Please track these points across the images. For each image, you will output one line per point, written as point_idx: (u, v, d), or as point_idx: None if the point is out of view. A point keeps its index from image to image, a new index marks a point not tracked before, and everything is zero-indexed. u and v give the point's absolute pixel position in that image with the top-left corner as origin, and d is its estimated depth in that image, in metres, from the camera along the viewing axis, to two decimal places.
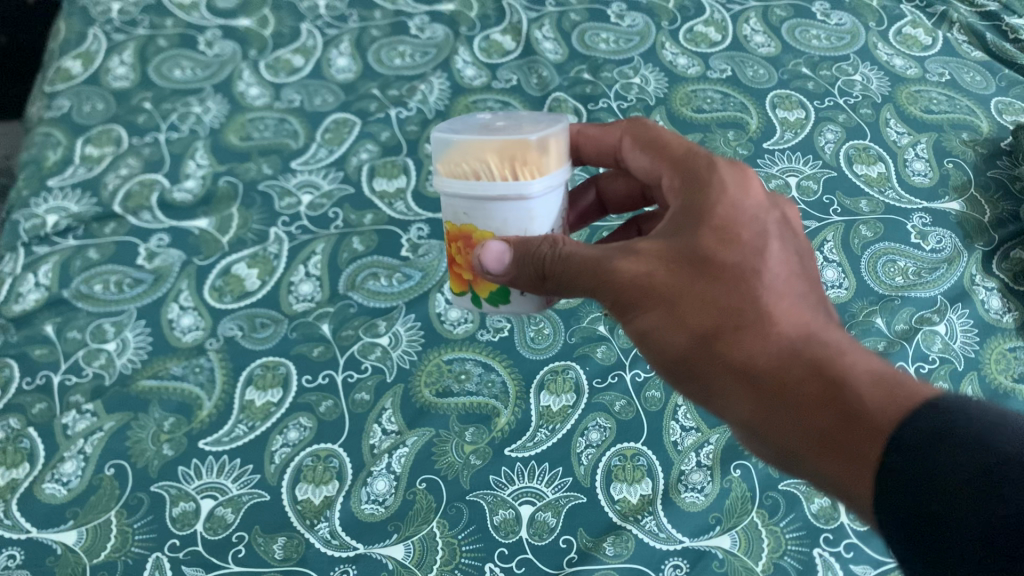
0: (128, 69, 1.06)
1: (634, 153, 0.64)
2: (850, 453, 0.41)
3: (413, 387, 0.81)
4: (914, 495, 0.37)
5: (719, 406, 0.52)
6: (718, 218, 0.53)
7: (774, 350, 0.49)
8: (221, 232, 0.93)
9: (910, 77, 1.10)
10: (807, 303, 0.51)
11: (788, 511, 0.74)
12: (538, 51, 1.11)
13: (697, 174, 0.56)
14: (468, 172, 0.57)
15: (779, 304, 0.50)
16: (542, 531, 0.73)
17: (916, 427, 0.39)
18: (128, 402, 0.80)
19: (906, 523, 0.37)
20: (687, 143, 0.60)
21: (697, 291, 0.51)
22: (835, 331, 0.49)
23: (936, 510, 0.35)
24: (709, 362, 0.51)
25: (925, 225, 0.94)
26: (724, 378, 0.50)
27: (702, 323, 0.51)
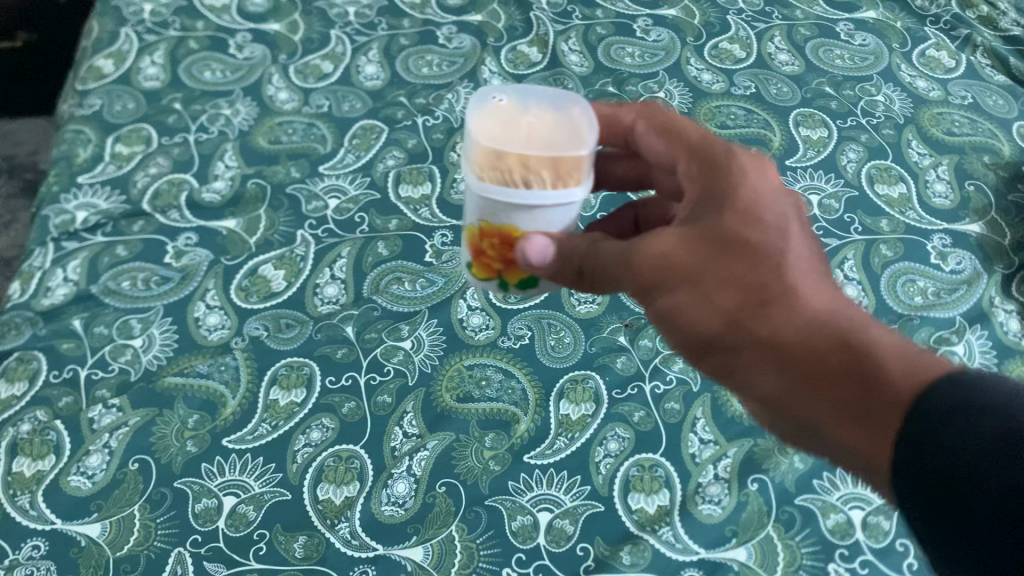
0: (160, 69, 1.07)
1: (648, 138, 0.63)
2: (874, 423, 0.45)
3: (434, 392, 0.82)
4: (924, 457, 0.40)
5: (745, 380, 0.54)
6: (742, 202, 0.55)
7: (800, 322, 0.51)
8: (248, 233, 0.95)
9: (933, 99, 1.10)
10: (823, 282, 0.54)
11: (804, 526, 0.74)
12: (564, 63, 1.12)
13: (714, 163, 0.58)
14: (515, 180, 0.56)
15: (803, 281, 0.53)
16: (559, 538, 0.74)
17: (932, 394, 0.42)
18: (153, 398, 0.81)
19: (930, 491, 0.39)
20: (703, 130, 0.61)
21: (719, 270, 0.54)
22: (851, 307, 0.52)
23: (949, 471, 0.39)
24: (736, 337, 0.53)
25: (945, 246, 0.95)
26: (755, 353, 0.52)
27: (726, 301, 0.53)
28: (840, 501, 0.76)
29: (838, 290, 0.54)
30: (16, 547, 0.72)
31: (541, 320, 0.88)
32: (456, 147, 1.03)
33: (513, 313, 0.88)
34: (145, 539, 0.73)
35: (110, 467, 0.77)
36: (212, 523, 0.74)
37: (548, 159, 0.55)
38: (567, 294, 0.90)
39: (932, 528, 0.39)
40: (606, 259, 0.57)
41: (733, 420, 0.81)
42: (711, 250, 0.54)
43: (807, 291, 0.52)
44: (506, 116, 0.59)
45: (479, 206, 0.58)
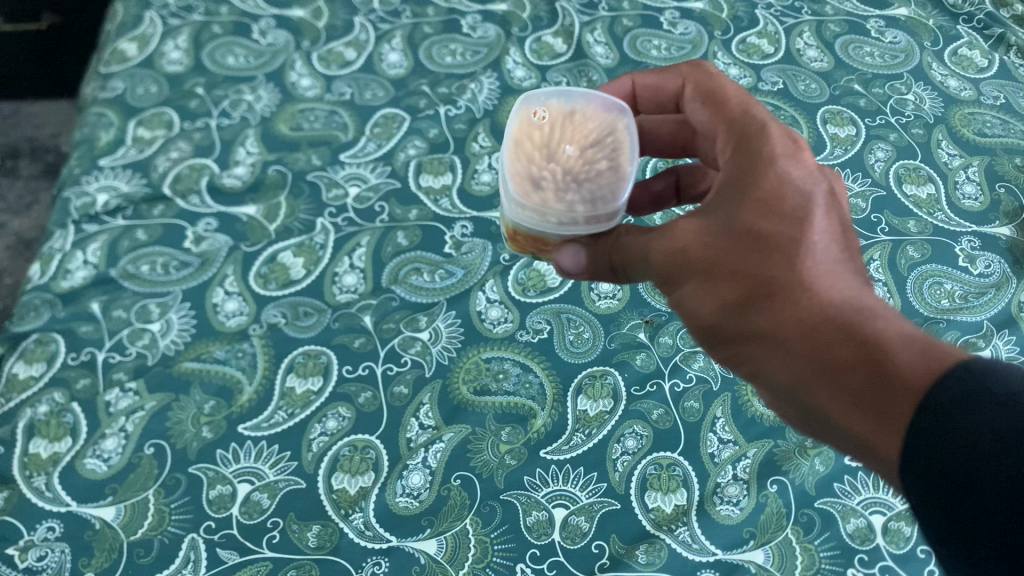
0: (183, 53, 1.07)
1: (695, 105, 0.63)
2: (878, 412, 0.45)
3: (451, 384, 0.81)
4: (940, 449, 0.40)
5: (757, 369, 0.54)
6: (764, 191, 0.54)
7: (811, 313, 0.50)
8: (268, 220, 0.94)
9: (964, 99, 1.08)
10: (844, 268, 0.53)
11: (824, 530, 0.73)
12: (589, 55, 1.11)
13: (748, 146, 0.57)
14: (551, 217, 0.58)
15: (821, 270, 0.52)
16: (574, 535, 0.73)
17: (948, 386, 0.42)
18: (169, 383, 0.81)
19: (932, 485, 0.40)
20: (746, 105, 0.59)
21: (735, 261, 0.53)
22: (873, 295, 0.51)
23: (955, 467, 0.39)
24: (744, 326, 0.53)
25: (974, 249, 0.93)
26: (764, 344, 0.52)
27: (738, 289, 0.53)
28: (861, 505, 0.75)
29: (860, 279, 0.53)
30: (32, 529, 0.72)
31: (560, 314, 0.87)
32: (478, 138, 1.02)
33: (532, 307, 0.87)
34: (159, 525, 0.73)
35: (124, 451, 0.77)
36: (225, 509, 0.74)
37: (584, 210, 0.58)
38: (587, 288, 0.89)
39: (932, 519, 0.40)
40: (628, 250, 0.58)
41: (754, 420, 0.79)
42: (729, 239, 0.53)
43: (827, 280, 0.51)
44: (546, 143, 0.60)
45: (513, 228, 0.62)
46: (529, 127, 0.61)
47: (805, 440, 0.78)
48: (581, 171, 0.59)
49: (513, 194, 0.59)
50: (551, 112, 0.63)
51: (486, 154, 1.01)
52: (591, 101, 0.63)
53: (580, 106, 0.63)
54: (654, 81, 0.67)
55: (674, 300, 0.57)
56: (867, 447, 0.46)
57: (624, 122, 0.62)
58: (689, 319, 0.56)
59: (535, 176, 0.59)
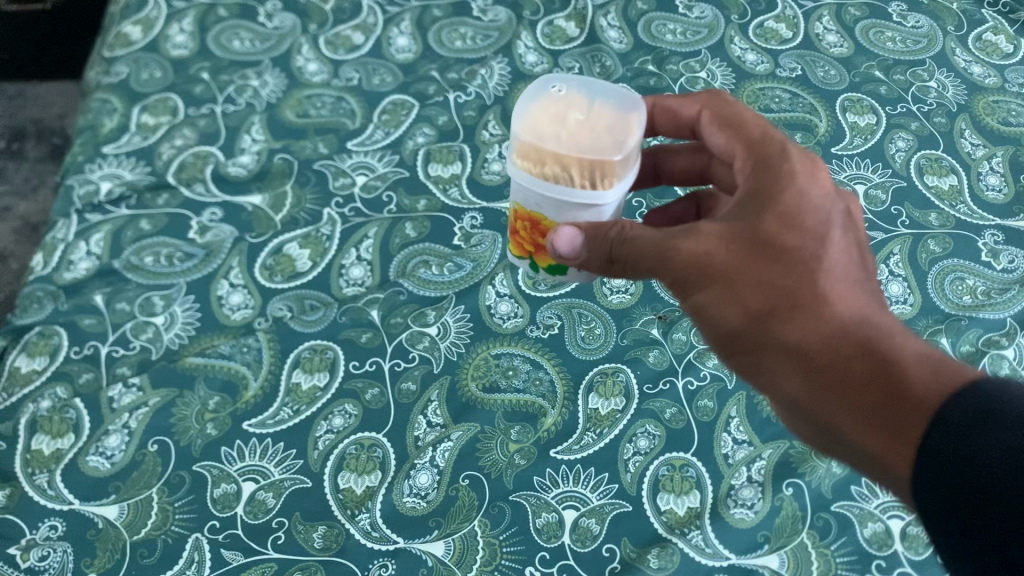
0: (188, 37, 1.05)
1: (709, 130, 0.61)
2: (895, 432, 0.43)
3: (459, 381, 0.80)
4: (952, 466, 0.38)
5: (771, 381, 0.53)
6: (784, 204, 0.53)
7: (829, 329, 0.49)
8: (274, 210, 0.92)
9: (988, 86, 1.05)
10: (861, 288, 0.51)
11: (840, 534, 0.72)
12: (603, 39, 1.08)
13: (766, 159, 0.55)
14: (550, 174, 0.59)
15: (838, 287, 0.51)
16: (584, 538, 0.72)
17: (958, 404, 0.40)
18: (174, 377, 0.80)
19: (948, 502, 0.38)
20: (763, 125, 0.58)
21: (755, 271, 0.52)
22: (889, 316, 0.50)
23: (972, 478, 0.37)
24: (762, 338, 0.52)
25: (997, 244, 0.90)
26: (781, 357, 0.51)
27: (759, 299, 0.51)
28: (879, 510, 0.73)
29: (877, 299, 0.51)
30: (34, 527, 0.71)
31: (571, 309, 0.85)
32: (488, 125, 1.00)
33: (543, 302, 0.85)
34: (160, 523, 0.72)
35: (131, 448, 0.76)
36: (228, 508, 0.73)
37: (580, 161, 0.57)
38: (600, 283, 0.87)
39: (951, 539, 0.38)
40: (639, 248, 0.55)
41: (769, 420, 0.77)
42: (749, 249, 0.52)
43: (847, 301, 0.50)
44: (558, 113, 0.60)
45: (515, 192, 0.62)
46: (548, 97, 0.61)
47: None
48: (587, 138, 0.58)
49: (521, 150, 0.59)
50: (570, 85, 0.62)
51: (496, 142, 0.98)
52: (609, 91, 0.62)
53: (600, 90, 0.63)
54: (671, 102, 0.64)
55: (689, 307, 0.55)
56: (883, 468, 0.44)
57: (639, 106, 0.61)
58: (708, 328, 0.54)
59: (541, 131, 0.59)
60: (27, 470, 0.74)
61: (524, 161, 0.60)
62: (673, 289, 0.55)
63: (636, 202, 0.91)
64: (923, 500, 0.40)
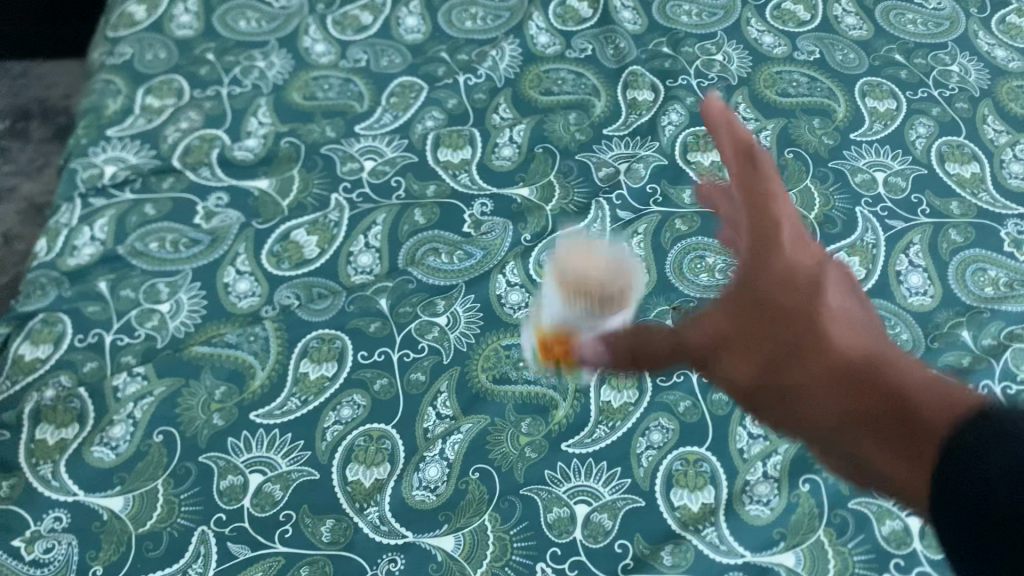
0: (193, 17, 1.03)
1: (727, 159, 0.50)
2: (912, 487, 0.34)
3: (470, 371, 0.79)
4: (958, 485, 0.31)
5: (809, 438, 0.39)
6: (766, 231, 0.45)
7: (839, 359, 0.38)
8: (281, 195, 0.91)
9: (1012, 70, 1.03)
10: (859, 321, 0.40)
11: (858, 532, 0.70)
12: (616, 20, 1.06)
13: (750, 167, 0.48)
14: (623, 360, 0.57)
15: (835, 324, 0.40)
16: (597, 534, 0.70)
17: (969, 425, 0.32)
18: (179, 366, 0.78)
19: (962, 543, 0.30)
20: (741, 143, 0.49)
21: (759, 333, 0.41)
22: (889, 348, 0.39)
23: (974, 501, 0.30)
24: (776, 400, 0.40)
25: (1020, 233, 0.88)
26: (799, 405, 0.39)
27: (760, 354, 0.41)
28: None
29: (878, 330, 0.40)
30: (38, 519, 0.71)
31: None
32: (499, 109, 0.98)
33: None
34: (165, 515, 0.71)
35: (135, 439, 0.75)
36: (235, 500, 0.72)
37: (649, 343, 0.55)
38: None
39: None
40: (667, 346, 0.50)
41: None
42: (740, 308, 0.43)
43: (804, 249, 0.44)
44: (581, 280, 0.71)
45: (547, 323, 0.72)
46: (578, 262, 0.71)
47: None
48: (598, 293, 0.70)
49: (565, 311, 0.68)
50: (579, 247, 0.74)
51: (507, 127, 0.96)
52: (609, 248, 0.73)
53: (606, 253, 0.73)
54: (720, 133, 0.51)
55: (712, 378, 0.46)
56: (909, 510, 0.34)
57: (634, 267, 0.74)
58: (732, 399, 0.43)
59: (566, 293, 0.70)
60: (31, 460, 0.73)
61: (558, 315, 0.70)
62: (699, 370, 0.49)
63: (649, 188, 0.91)
64: (943, 534, 0.31)
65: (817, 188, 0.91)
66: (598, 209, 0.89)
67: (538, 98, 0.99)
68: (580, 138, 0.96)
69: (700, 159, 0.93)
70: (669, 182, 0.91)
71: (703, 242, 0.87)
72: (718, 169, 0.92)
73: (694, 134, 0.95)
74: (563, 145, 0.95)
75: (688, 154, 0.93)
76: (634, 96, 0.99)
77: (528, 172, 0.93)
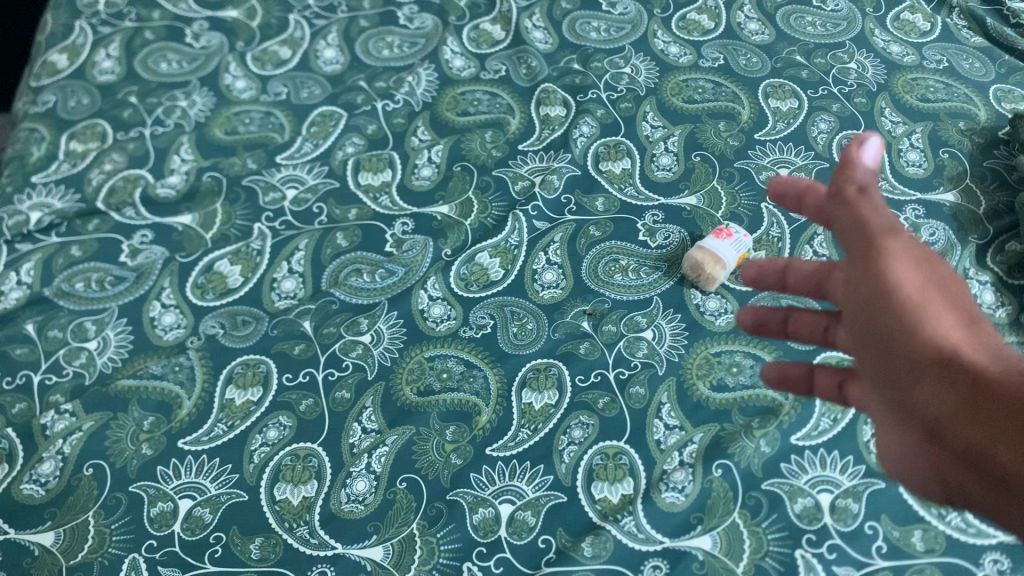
0: (115, 62, 1.04)
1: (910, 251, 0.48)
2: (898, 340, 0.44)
3: (394, 386, 0.81)
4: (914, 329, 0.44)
5: (918, 392, 0.43)
6: (901, 332, 0.44)
7: (950, 357, 0.42)
8: (204, 228, 0.93)
9: (906, 64, 1.07)
10: (943, 311, 0.45)
11: (771, 512, 0.73)
12: (528, 40, 1.09)
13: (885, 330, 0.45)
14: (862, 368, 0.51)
15: (901, 286, 0.45)
16: (520, 531, 0.73)
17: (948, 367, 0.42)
18: (106, 401, 0.80)
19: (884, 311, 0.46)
20: (923, 337, 0.44)
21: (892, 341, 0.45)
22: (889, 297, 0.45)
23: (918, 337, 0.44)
24: (898, 332, 0.44)
25: (917, 218, 0.92)
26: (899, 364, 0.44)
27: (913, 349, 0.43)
28: (808, 485, 0.74)
29: (932, 298, 0.46)
30: None
31: (503, 308, 0.86)
32: (417, 132, 1.01)
33: (475, 301, 0.86)
34: (95, 547, 0.73)
35: (66, 473, 0.76)
36: (165, 526, 0.74)
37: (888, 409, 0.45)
38: (531, 280, 0.88)
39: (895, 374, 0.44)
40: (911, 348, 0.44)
41: (699, 404, 0.79)
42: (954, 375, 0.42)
43: (951, 332, 0.44)
44: None
45: (708, 245, 0.86)
46: None
47: (750, 422, 0.77)
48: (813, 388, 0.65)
49: None
50: (722, 257, 0.84)
51: (425, 148, 0.99)
52: (734, 250, 0.85)
53: None
54: (909, 326, 0.44)
55: (876, 339, 0.46)
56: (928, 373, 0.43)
57: (722, 259, 0.84)
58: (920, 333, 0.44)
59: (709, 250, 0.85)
60: None
61: (703, 252, 0.85)
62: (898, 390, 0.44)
63: (564, 198, 0.94)
64: (883, 348, 0.45)
65: (723, 188, 0.94)
66: (514, 221, 0.92)
67: (454, 120, 1.02)
68: (497, 155, 0.99)
69: (611, 168, 0.97)
70: (583, 192, 0.95)
71: (617, 246, 0.90)
72: (628, 176, 0.96)
73: (605, 144, 0.98)
74: (481, 162, 0.98)
75: (599, 164, 0.97)
76: (546, 112, 1.02)
77: (447, 191, 0.96)
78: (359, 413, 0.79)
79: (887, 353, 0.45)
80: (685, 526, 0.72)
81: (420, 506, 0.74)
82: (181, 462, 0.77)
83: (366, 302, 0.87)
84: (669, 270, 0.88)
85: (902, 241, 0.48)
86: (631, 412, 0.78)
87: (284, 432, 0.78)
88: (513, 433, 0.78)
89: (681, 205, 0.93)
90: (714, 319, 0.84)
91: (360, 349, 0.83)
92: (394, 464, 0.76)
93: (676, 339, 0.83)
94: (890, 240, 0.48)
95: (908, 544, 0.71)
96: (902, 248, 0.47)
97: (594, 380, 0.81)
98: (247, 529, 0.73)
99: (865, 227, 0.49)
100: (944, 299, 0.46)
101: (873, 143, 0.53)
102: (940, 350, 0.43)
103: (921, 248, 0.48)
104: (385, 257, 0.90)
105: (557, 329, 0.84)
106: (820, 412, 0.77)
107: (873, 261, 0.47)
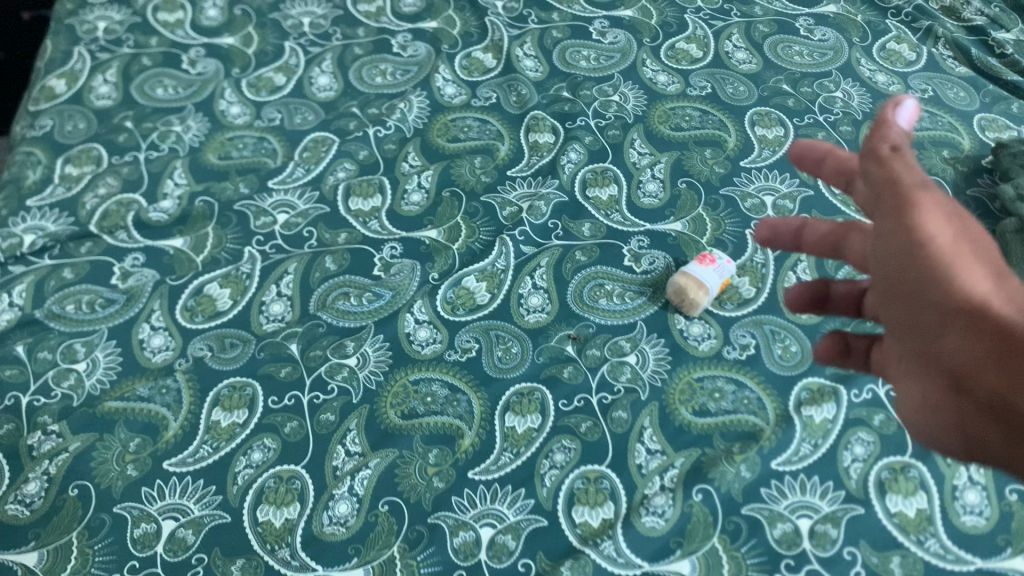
0: (112, 87, 1.06)
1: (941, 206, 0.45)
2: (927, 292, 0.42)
3: (378, 409, 0.81)
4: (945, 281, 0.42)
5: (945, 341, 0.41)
6: (929, 286, 0.42)
7: (980, 309, 0.40)
8: (195, 252, 0.94)
9: (892, 94, 1.08)
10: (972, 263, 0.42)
11: (751, 536, 0.73)
12: (518, 68, 1.11)
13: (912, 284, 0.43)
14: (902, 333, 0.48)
15: (931, 241, 0.43)
16: (500, 554, 0.73)
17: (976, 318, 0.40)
18: (94, 422, 0.81)
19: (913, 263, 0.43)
20: (950, 288, 0.41)
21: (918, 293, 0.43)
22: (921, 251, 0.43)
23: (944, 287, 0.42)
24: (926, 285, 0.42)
25: None
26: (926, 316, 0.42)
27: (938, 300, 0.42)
28: (788, 510, 0.74)
29: (964, 253, 0.43)
30: None
31: (489, 332, 0.87)
32: (408, 157, 1.02)
33: (461, 325, 0.87)
34: (77, 567, 0.73)
35: (52, 494, 0.77)
36: (148, 547, 0.74)
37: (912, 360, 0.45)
38: (517, 304, 0.89)
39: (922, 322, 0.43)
40: (938, 300, 0.42)
41: (682, 429, 0.79)
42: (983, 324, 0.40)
43: (981, 283, 0.41)
44: None
45: (692, 270, 0.86)
46: None
47: (731, 447, 0.78)
48: None
49: None
50: (706, 283, 0.85)
51: (415, 174, 1.01)
52: (718, 275, 0.86)
53: None
54: (939, 279, 0.42)
55: (904, 291, 0.44)
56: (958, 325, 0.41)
57: (705, 285, 0.85)
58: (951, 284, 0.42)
59: (693, 275, 0.86)
60: None
61: (688, 277, 0.86)
62: (925, 339, 0.42)
63: (551, 223, 0.95)
64: (911, 299, 0.43)
65: (709, 214, 0.95)
66: (501, 247, 0.93)
67: (444, 146, 1.04)
68: (486, 180, 1.00)
69: (598, 194, 0.98)
70: (570, 218, 0.96)
71: (602, 271, 0.91)
72: (615, 203, 0.97)
73: (593, 170, 1.00)
74: (469, 188, 0.99)
75: (586, 190, 0.98)
76: (535, 138, 1.03)
77: (436, 216, 0.97)
78: (343, 436, 0.80)
79: (917, 305, 0.43)
80: (665, 550, 0.73)
81: (402, 529, 0.75)
82: (166, 484, 0.77)
83: (352, 327, 0.88)
84: (654, 296, 0.89)
85: (933, 196, 0.45)
86: (612, 436, 0.79)
87: (268, 454, 0.79)
88: (496, 456, 0.78)
89: (666, 231, 0.94)
90: (697, 344, 0.85)
91: (346, 372, 0.84)
92: (377, 486, 0.77)
93: (659, 364, 0.84)
94: (922, 195, 0.45)
95: (886, 569, 0.71)
96: (934, 205, 0.45)
97: (576, 405, 0.81)
98: (230, 551, 0.74)
99: (896, 182, 0.46)
100: (974, 251, 0.43)
101: (907, 104, 0.50)
102: (965, 302, 0.41)
103: (951, 201, 0.45)
104: (373, 281, 0.91)
105: (541, 353, 0.85)
106: (800, 438, 0.78)
107: (903, 215, 0.44)
